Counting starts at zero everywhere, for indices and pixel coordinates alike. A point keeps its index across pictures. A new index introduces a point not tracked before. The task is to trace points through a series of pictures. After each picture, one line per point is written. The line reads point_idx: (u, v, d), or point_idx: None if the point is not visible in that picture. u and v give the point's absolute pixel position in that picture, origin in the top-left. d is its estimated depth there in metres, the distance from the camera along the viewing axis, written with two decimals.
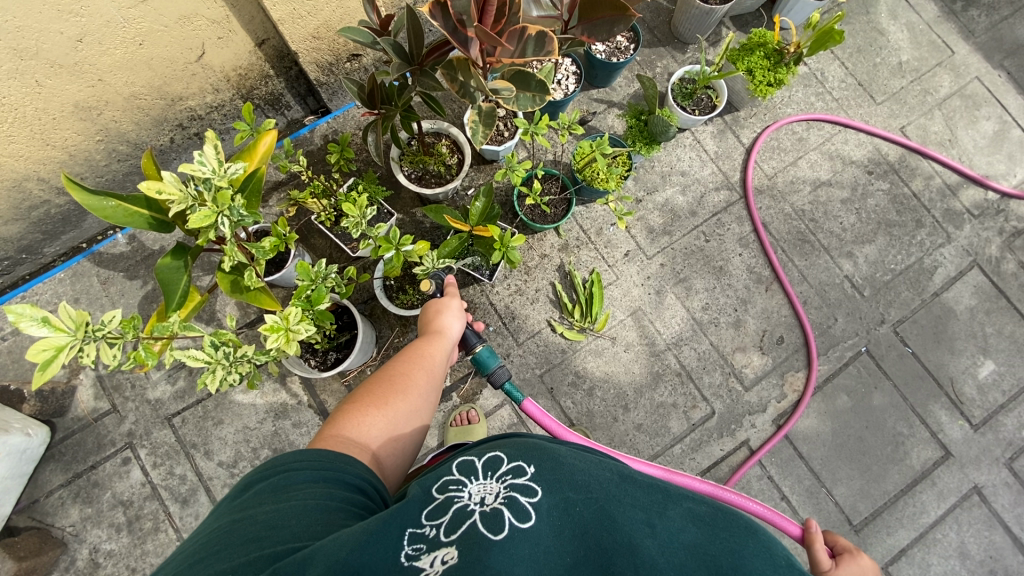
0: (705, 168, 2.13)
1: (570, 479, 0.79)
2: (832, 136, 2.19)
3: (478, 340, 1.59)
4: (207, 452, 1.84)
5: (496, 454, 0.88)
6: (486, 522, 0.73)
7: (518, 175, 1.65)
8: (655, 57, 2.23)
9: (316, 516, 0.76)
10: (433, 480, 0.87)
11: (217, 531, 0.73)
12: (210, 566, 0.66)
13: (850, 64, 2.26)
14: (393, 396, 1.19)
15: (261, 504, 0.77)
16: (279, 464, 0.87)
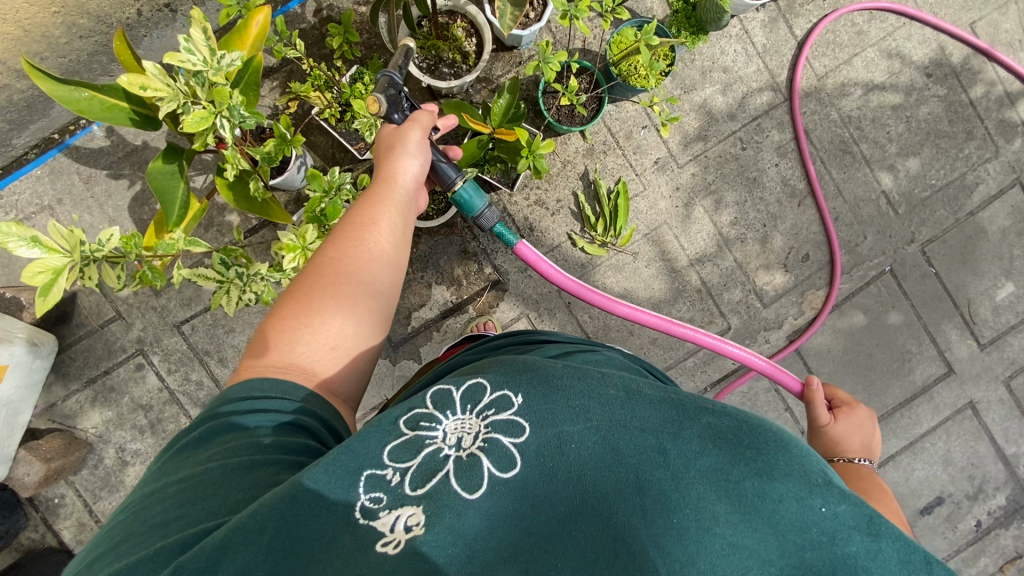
0: (749, 65, 1.90)
1: (563, 408, 0.71)
2: (894, 30, 1.94)
3: (458, 175, 1.28)
4: (221, 359, 1.82)
5: (479, 381, 0.78)
6: (460, 475, 0.68)
7: (552, 71, 1.44)
8: None
9: (238, 480, 0.72)
10: (402, 412, 0.77)
11: (134, 509, 0.72)
12: (116, 561, 0.65)
13: None
14: (328, 299, 1.02)
15: (179, 475, 0.75)
16: (205, 420, 0.84)
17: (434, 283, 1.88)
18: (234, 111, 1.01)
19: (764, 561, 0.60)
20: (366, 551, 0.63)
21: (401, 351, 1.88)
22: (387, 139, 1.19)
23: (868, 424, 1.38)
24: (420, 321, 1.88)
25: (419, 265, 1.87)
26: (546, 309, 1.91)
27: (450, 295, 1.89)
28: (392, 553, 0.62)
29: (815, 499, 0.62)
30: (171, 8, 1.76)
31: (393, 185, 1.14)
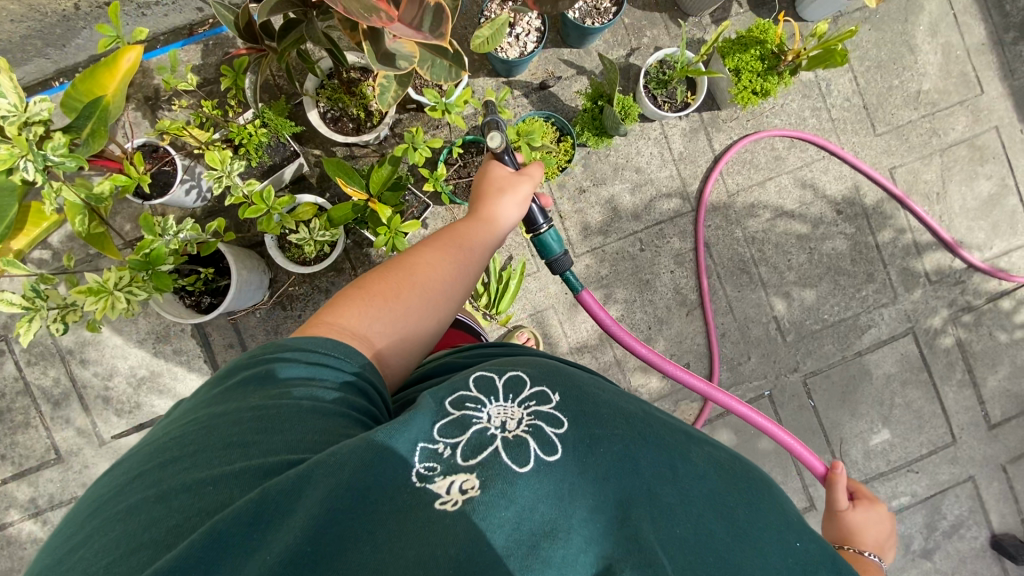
0: (663, 169, 1.92)
1: (595, 412, 0.74)
2: (812, 161, 1.96)
3: (544, 222, 1.32)
4: (83, 360, 1.82)
5: (518, 372, 0.79)
6: (509, 453, 0.68)
7: (422, 155, 1.47)
8: (646, 23, 1.89)
9: (308, 422, 0.70)
10: (446, 393, 0.77)
11: (197, 425, 0.70)
12: (186, 472, 0.63)
13: (863, 81, 1.96)
14: (411, 291, 0.99)
15: (247, 401, 0.72)
16: (268, 353, 0.80)
17: None
18: (37, 159, 1.01)
19: None
20: (427, 508, 0.63)
21: None
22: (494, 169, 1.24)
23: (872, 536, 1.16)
24: None
25: (300, 304, 1.86)
26: None
27: None
28: (451, 510, 0.63)
29: (792, 535, 0.69)
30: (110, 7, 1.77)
31: (493, 215, 1.17)
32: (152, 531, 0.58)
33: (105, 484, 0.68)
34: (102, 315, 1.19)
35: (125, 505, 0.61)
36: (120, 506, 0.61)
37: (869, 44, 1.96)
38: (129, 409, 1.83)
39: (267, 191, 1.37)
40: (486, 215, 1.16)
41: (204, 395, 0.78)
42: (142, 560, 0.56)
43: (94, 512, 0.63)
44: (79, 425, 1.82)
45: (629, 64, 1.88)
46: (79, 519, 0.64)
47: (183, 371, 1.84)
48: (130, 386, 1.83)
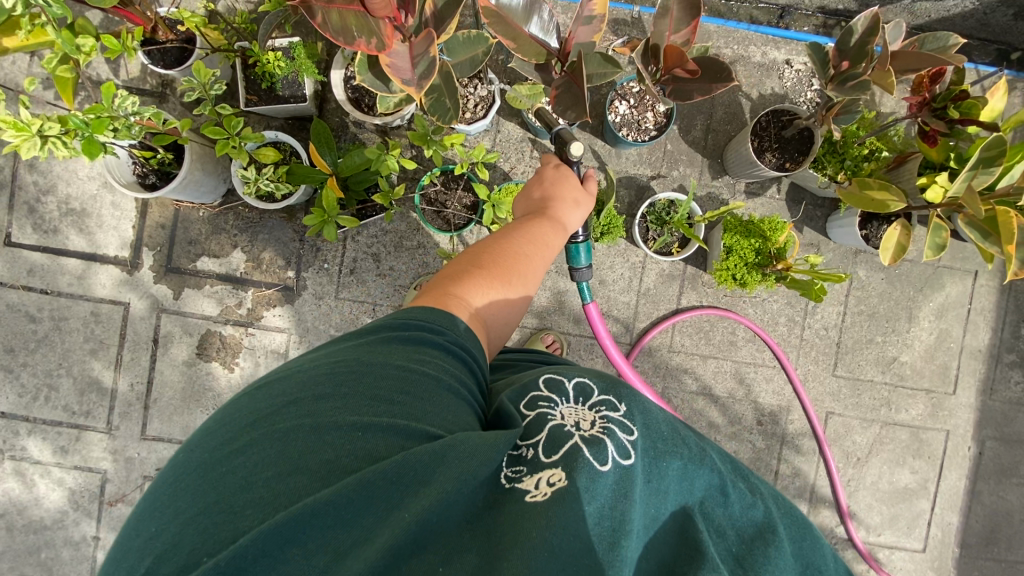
0: (624, 294, 1.90)
1: (660, 429, 0.74)
2: (760, 364, 1.93)
3: (584, 236, 1.31)
4: (31, 165, 1.85)
5: (585, 379, 0.81)
6: (590, 450, 0.68)
7: (388, 166, 1.48)
8: (685, 159, 1.87)
9: (446, 400, 0.70)
10: (518, 394, 0.79)
11: (345, 366, 0.69)
12: (303, 419, 0.61)
13: (847, 321, 1.93)
14: (520, 273, 1.04)
15: (375, 359, 0.71)
16: (415, 321, 0.80)
17: (241, 249, 1.87)
18: None
19: None
20: (516, 502, 0.63)
21: (169, 277, 1.87)
22: (567, 178, 1.24)
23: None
24: (204, 267, 1.87)
25: (242, 225, 1.87)
26: (309, 341, 1.88)
27: (244, 267, 1.87)
28: (542, 501, 0.62)
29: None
30: None
31: (563, 220, 1.18)
32: (307, 459, 0.58)
33: (249, 402, 0.66)
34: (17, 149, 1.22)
35: (277, 427, 0.61)
36: (273, 427, 0.61)
37: (873, 292, 1.93)
38: (46, 229, 1.87)
39: (237, 120, 1.43)
40: (557, 216, 1.18)
41: (324, 346, 0.78)
42: (249, 518, 0.53)
43: (248, 424, 0.62)
44: None
45: (648, 185, 1.87)
46: (224, 429, 0.62)
47: (109, 224, 1.87)
48: (58, 210, 1.86)
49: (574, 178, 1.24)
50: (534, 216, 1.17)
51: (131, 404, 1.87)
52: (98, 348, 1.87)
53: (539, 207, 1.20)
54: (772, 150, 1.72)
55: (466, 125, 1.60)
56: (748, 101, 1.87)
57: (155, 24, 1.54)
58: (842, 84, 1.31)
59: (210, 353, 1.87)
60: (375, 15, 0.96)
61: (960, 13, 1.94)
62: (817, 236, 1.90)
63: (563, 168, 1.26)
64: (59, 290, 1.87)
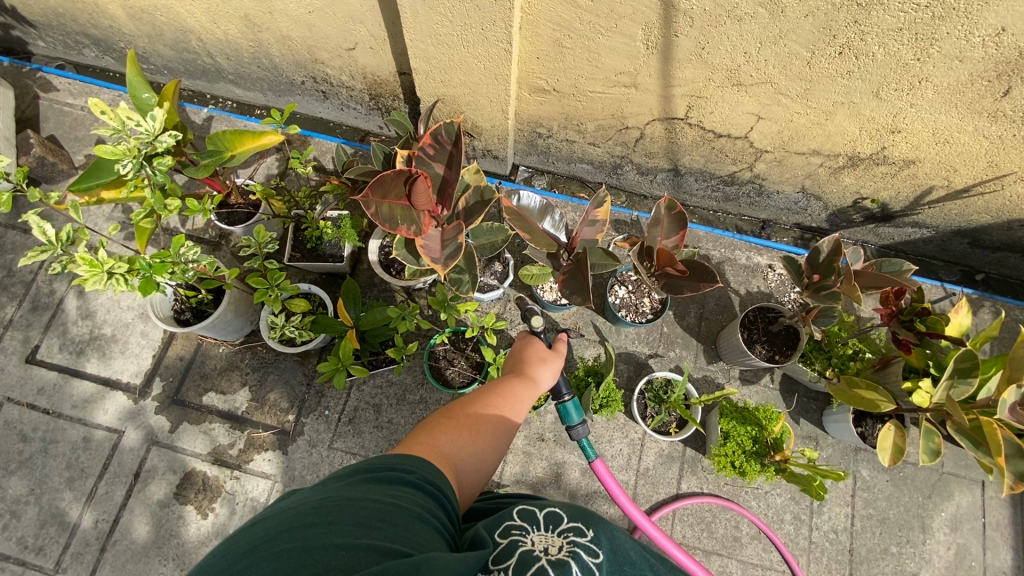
0: (622, 471, 1.86)
1: (626, 555, 0.72)
2: (767, 567, 1.79)
3: (568, 392, 1.36)
4: (82, 292, 2.03)
5: (555, 506, 0.78)
6: (556, 571, 0.65)
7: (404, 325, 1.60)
8: (681, 342, 2.00)
9: (422, 528, 0.69)
10: (494, 524, 0.76)
11: (325, 500, 0.68)
12: (288, 544, 0.59)
13: (855, 525, 1.84)
14: (489, 421, 1.07)
15: (354, 493, 0.71)
16: (387, 466, 0.81)
17: (249, 387, 1.93)
18: (136, 163, 1.43)
19: None
20: None
21: (171, 409, 1.90)
22: (532, 342, 1.36)
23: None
24: (208, 402, 1.91)
25: (256, 364, 1.95)
26: None
27: (246, 406, 1.90)
28: None
29: None
30: (325, 98, 2.23)
31: (537, 378, 1.25)
32: (292, 574, 0.55)
33: (227, 546, 0.62)
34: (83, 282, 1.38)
35: (272, 551, 0.58)
36: (255, 558, 0.58)
37: (879, 495, 1.86)
38: (73, 350, 1.96)
39: (279, 274, 1.61)
40: (529, 373, 1.25)
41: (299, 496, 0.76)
42: None
43: (239, 556, 0.59)
44: (31, 334, 1.98)
45: (645, 363, 1.97)
46: (219, 561, 0.59)
47: (132, 351, 1.96)
48: (89, 334, 1.98)
49: (539, 342, 1.36)
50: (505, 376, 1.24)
51: (88, 544, 1.74)
52: (75, 477, 1.81)
53: (514, 367, 1.29)
54: (761, 343, 1.85)
55: (480, 294, 1.79)
56: (736, 296, 2.07)
57: (230, 190, 1.83)
58: (818, 291, 1.48)
59: (188, 494, 1.80)
60: (417, 207, 1.18)
61: (919, 239, 2.24)
62: (814, 429, 1.92)
63: (530, 335, 1.39)
64: (60, 411, 1.89)
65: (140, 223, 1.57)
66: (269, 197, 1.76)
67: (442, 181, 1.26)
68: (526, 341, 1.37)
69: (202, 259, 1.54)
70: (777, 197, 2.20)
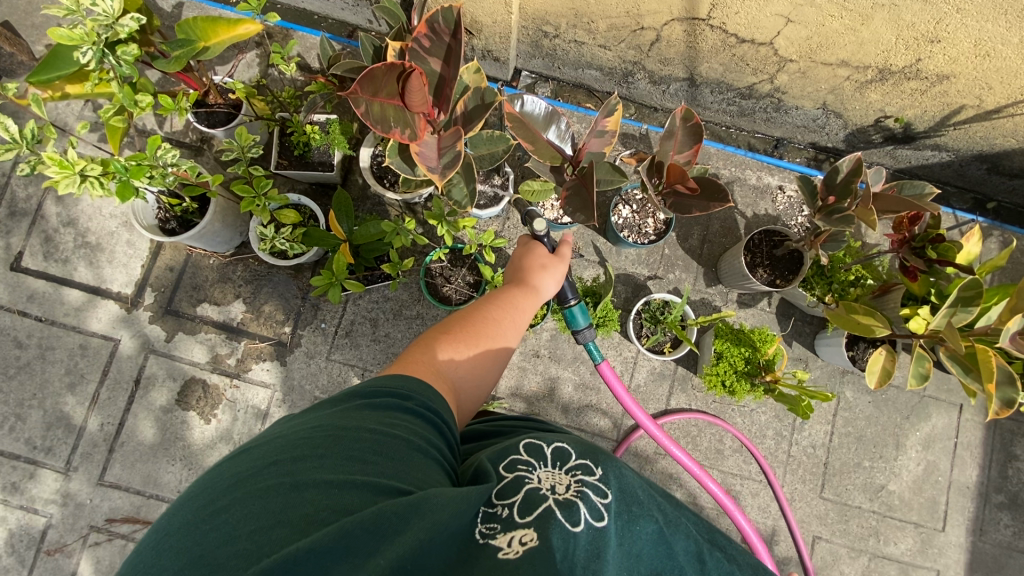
0: (614, 388, 1.91)
1: (635, 495, 0.70)
2: (745, 477, 1.89)
3: (574, 297, 1.34)
4: (59, 198, 1.93)
5: (564, 444, 0.79)
6: (562, 511, 0.65)
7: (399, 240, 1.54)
8: (681, 264, 1.97)
9: (419, 459, 0.69)
10: (501, 457, 0.78)
11: (319, 430, 0.68)
12: (282, 478, 0.59)
13: (833, 441, 1.92)
14: (490, 343, 1.05)
15: (350, 422, 0.70)
16: (384, 390, 0.80)
17: (242, 299, 1.90)
18: (96, 51, 1.28)
19: None
20: (489, 558, 0.59)
21: (165, 319, 1.88)
22: (534, 249, 1.30)
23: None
24: (202, 313, 1.89)
25: (249, 277, 1.92)
26: (292, 401, 1.85)
27: (241, 318, 1.89)
28: (514, 559, 0.59)
29: None
30: None
31: (536, 290, 1.22)
32: (287, 513, 0.55)
33: (220, 472, 0.63)
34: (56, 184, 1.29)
35: (259, 486, 0.58)
36: (247, 490, 0.58)
37: (860, 415, 1.94)
38: (58, 257, 1.91)
39: (266, 182, 1.52)
40: (530, 282, 1.23)
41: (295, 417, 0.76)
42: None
43: (230, 485, 0.59)
44: (12, 240, 1.91)
45: (644, 284, 1.94)
46: (208, 490, 0.59)
47: (120, 261, 1.91)
48: (73, 241, 1.92)
49: (542, 249, 1.31)
50: (507, 286, 1.22)
51: (96, 445, 1.80)
52: (76, 382, 1.84)
53: (517, 277, 1.26)
54: (764, 267, 1.81)
55: (479, 210, 1.71)
56: (742, 218, 2.00)
57: (208, 88, 1.69)
58: (830, 215, 1.42)
59: (189, 401, 1.84)
60: (412, 110, 1.07)
61: (937, 163, 2.14)
62: (805, 352, 1.95)
63: (534, 241, 1.33)
64: (53, 319, 1.87)
65: (110, 120, 1.44)
66: (250, 97, 1.62)
67: (439, 81, 1.15)
68: (532, 246, 1.32)
69: (182, 163, 1.44)
70: (796, 113, 2.06)
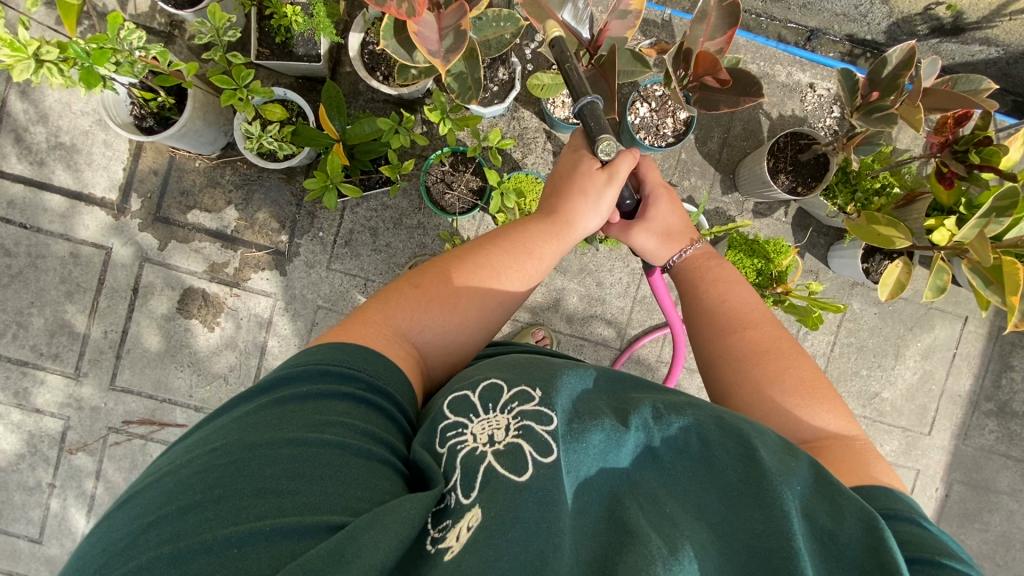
0: (621, 298, 1.88)
1: (567, 410, 0.71)
2: None
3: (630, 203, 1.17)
4: (23, 92, 1.77)
5: (493, 382, 0.76)
6: (504, 461, 0.65)
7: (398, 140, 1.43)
8: (697, 171, 1.85)
9: (352, 468, 0.63)
10: (426, 429, 0.74)
11: (224, 454, 0.61)
12: (175, 539, 0.54)
13: (835, 351, 1.94)
14: (466, 295, 0.94)
15: (265, 437, 0.63)
16: (320, 373, 0.74)
17: (234, 206, 1.81)
18: None
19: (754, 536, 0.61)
20: (437, 566, 0.56)
21: (156, 227, 1.80)
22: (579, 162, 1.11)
23: (745, 292, 1.05)
24: (194, 220, 1.81)
25: (238, 182, 1.81)
26: (294, 310, 1.83)
27: (235, 225, 1.81)
28: (459, 554, 0.56)
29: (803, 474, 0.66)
30: None
31: (570, 225, 1.07)
32: None
33: (114, 525, 0.59)
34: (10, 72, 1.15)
35: (131, 566, 0.53)
36: (132, 562, 0.53)
37: (864, 326, 1.94)
38: (32, 160, 1.78)
39: (247, 72, 1.36)
40: (566, 217, 1.07)
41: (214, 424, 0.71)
42: None
43: (108, 561, 0.54)
44: None
45: None
46: (96, 559, 0.55)
47: (99, 163, 1.79)
48: (46, 141, 1.78)
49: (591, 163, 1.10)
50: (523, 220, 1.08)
51: (102, 352, 1.80)
52: (73, 291, 1.80)
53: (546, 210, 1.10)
54: (786, 173, 1.71)
55: (482, 106, 1.56)
56: (767, 120, 1.85)
57: None
58: (869, 115, 1.30)
59: (190, 309, 1.81)
60: None
61: (985, 59, 1.94)
62: (817, 263, 1.90)
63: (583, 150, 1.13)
64: (39, 225, 1.79)
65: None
66: None
67: None
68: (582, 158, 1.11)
69: (151, 49, 1.28)
70: None
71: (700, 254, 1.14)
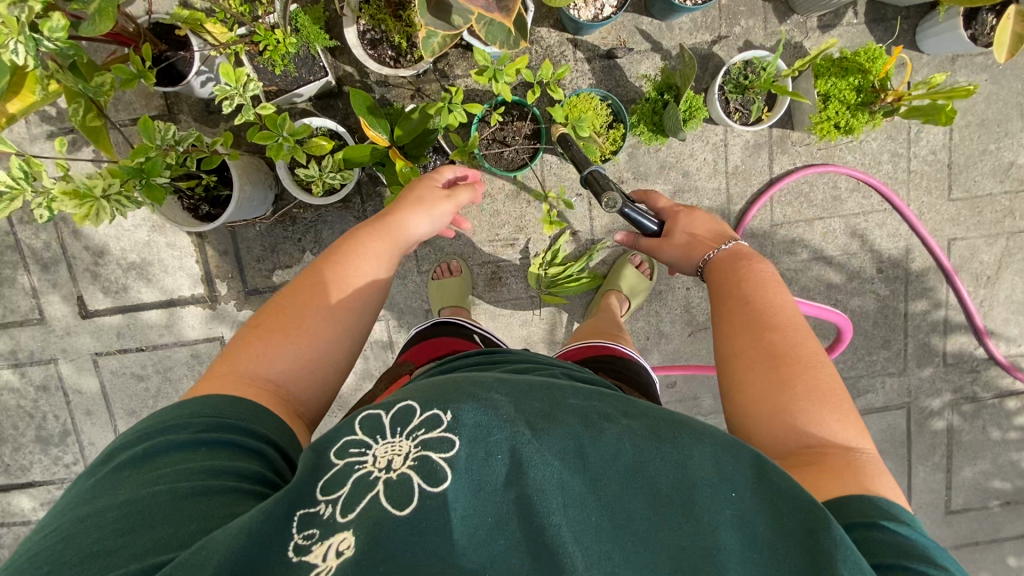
0: (712, 180, 1.77)
1: (491, 425, 0.67)
2: (870, 211, 1.80)
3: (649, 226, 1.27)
4: (76, 232, 1.78)
5: (409, 403, 0.74)
6: (391, 494, 0.63)
7: (455, 118, 1.34)
8: (745, 11, 1.65)
9: (197, 504, 0.63)
10: (335, 442, 0.72)
11: (66, 528, 0.62)
12: None
13: (955, 138, 1.76)
14: (312, 315, 0.95)
15: (111, 501, 0.64)
16: (155, 434, 0.73)
17: (309, 252, 1.79)
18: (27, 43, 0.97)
19: (705, 549, 0.60)
20: None
21: (251, 301, 1.83)
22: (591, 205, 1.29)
23: (785, 296, 0.98)
24: (280, 281, 1.81)
25: (302, 228, 1.78)
26: (408, 323, 1.84)
27: None
28: None
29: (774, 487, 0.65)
30: None
31: (398, 226, 1.10)
32: None
33: None
34: (84, 220, 1.12)
35: None
36: None
37: (979, 97, 1.74)
38: (116, 290, 1.82)
39: (281, 117, 1.28)
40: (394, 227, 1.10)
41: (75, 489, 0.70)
42: None
43: None
44: (64, 293, 1.82)
45: (711, 54, 1.67)
46: None
47: (174, 266, 1.80)
48: (119, 268, 1.80)
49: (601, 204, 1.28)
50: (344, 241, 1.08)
51: None
52: None
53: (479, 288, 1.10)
54: None
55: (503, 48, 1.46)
56: None
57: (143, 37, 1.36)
58: None
59: None
60: None
61: None
62: (907, 53, 1.70)
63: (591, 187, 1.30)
64: (153, 344, 1.85)
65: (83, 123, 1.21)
66: (201, 23, 1.29)
67: None
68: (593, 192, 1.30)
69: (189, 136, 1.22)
70: None
71: (730, 255, 1.12)
